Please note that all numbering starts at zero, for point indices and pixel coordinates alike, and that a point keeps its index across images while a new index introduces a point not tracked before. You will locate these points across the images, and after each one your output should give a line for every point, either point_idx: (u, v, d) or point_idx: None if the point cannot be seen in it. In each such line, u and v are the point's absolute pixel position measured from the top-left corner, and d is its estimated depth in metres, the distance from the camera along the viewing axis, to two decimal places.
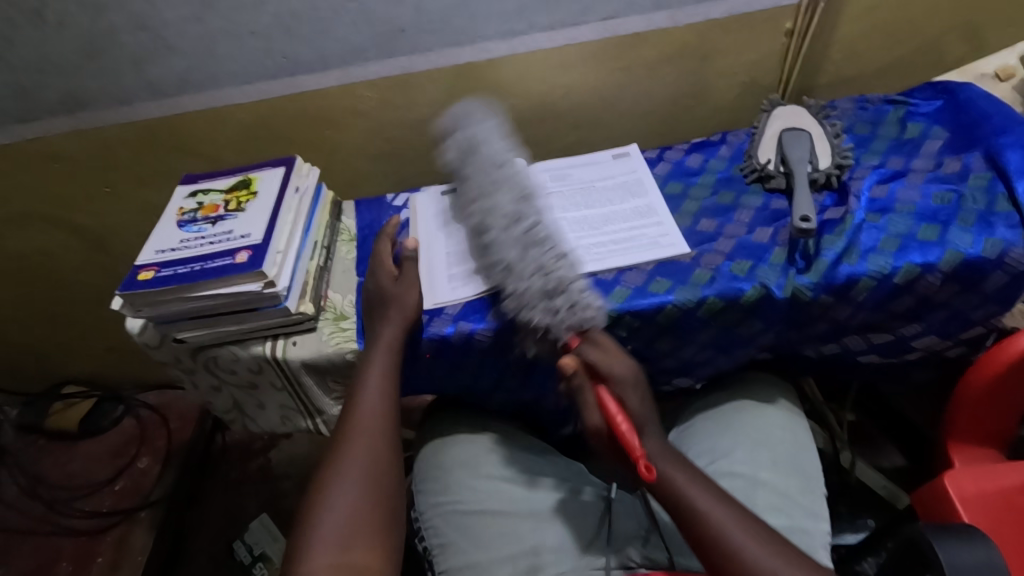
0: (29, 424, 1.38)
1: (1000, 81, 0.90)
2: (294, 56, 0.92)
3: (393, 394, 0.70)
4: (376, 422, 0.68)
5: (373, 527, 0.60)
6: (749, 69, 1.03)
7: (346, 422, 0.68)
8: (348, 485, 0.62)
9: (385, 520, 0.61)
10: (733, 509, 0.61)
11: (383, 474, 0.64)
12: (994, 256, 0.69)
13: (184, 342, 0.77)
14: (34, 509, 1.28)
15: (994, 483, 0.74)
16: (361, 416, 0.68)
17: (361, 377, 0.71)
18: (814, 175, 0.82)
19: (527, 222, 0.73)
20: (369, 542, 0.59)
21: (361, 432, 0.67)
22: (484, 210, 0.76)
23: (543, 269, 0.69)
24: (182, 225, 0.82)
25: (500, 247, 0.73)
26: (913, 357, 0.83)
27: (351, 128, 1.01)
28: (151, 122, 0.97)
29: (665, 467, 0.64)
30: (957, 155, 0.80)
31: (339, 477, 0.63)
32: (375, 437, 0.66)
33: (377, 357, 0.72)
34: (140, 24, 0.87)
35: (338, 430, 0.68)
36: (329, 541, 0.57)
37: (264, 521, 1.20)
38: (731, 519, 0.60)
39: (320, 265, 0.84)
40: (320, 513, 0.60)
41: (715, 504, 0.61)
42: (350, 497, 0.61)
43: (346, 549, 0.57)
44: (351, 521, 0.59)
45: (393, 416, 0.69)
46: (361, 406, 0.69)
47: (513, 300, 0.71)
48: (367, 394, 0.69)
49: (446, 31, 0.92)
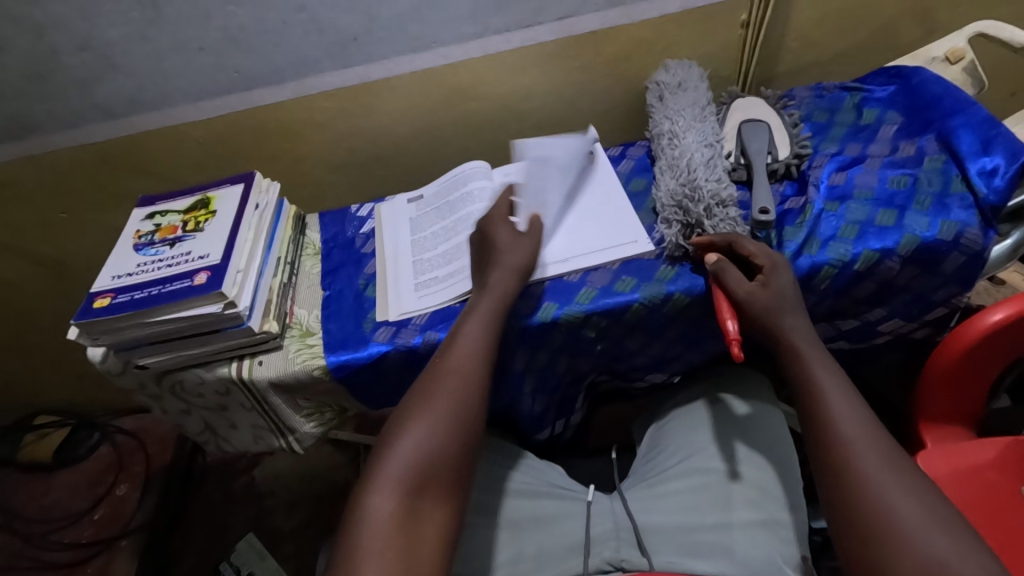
0: (3, 458, 1.34)
1: (950, 64, 0.91)
2: (247, 70, 0.91)
3: (492, 344, 0.66)
4: (468, 365, 0.64)
5: (447, 477, 0.58)
6: (707, 62, 1.03)
7: (437, 362, 0.65)
8: (431, 426, 0.59)
9: (459, 472, 0.59)
10: (878, 432, 0.58)
11: (466, 424, 0.61)
12: (950, 238, 0.70)
13: (147, 368, 0.76)
14: (11, 544, 1.25)
15: (965, 462, 0.75)
16: (457, 355, 0.65)
17: (468, 318, 0.68)
18: (773, 165, 0.83)
19: (718, 148, 0.84)
20: (437, 495, 0.56)
21: (451, 372, 0.63)
22: (690, 128, 0.87)
23: (718, 179, 0.78)
24: (139, 248, 0.80)
25: (691, 155, 0.82)
26: (880, 341, 0.84)
27: (312, 140, 1.00)
28: (104, 144, 0.95)
29: (815, 370, 0.62)
30: (912, 139, 0.81)
31: (420, 415, 0.60)
32: (467, 384, 0.63)
33: (487, 298, 0.69)
34: (85, 46, 0.85)
35: (428, 371, 0.65)
36: (398, 483, 0.55)
37: (250, 540, 1.16)
38: (872, 437, 0.57)
39: (284, 281, 0.83)
40: (396, 450, 0.57)
41: (843, 403, 0.59)
42: (429, 439, 0.58)
43: (411, 498, 0.55)
44: (418, 469, 0.56)
45: (487, 365, 0.65)
46: (458, 347, 0.65)
47: (684, 181, 0.79)
48: (464, 337, 0.66)
49: (401, 38, 0.91)
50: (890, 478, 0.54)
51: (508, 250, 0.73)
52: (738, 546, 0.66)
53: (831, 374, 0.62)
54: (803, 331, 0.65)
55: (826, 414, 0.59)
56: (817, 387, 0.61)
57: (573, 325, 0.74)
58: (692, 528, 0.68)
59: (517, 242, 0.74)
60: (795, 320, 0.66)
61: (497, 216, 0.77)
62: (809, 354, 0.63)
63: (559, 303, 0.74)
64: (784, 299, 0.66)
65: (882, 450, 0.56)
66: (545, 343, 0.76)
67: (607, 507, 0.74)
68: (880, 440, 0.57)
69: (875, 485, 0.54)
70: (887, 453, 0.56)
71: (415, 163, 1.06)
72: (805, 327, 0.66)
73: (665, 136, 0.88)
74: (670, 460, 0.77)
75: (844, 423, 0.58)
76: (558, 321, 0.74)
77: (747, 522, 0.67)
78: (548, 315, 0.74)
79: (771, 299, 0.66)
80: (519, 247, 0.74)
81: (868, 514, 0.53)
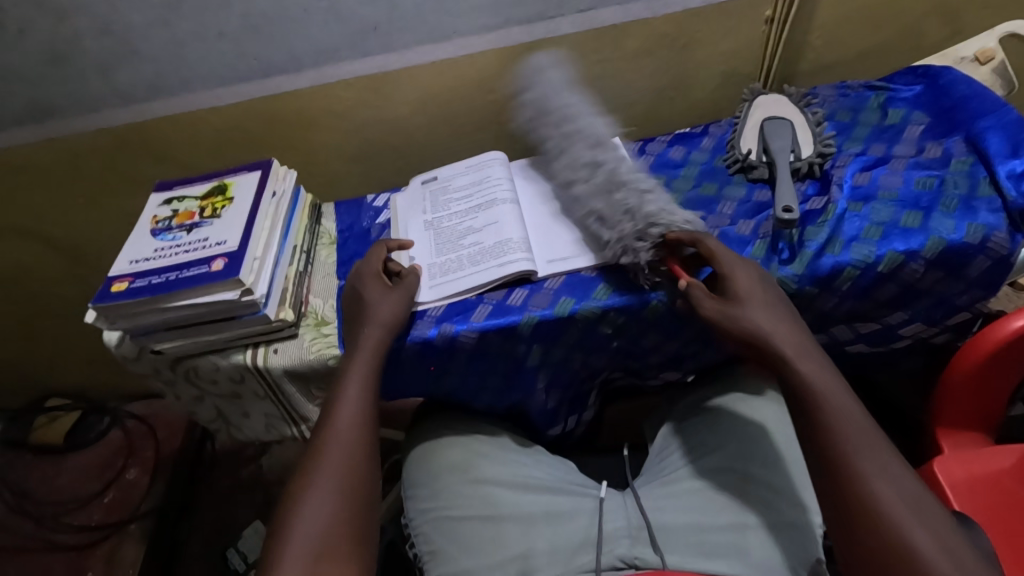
0: (14, 439, 1.35)
1: (979, 65, 0.89)
2: (266, 57, 0.90)
3: (374, 401, 0.67)
4: (355, 425, 0.64)
5: (347, 540, 0.56)
6: (728, 59, 1.02)
7: (321, 429, 0.64)
8: (327, 491, 0.59)
9: (362, 530, 0.58)
10: (880, 445, 0.56)
11: (362, 483, 0.61)
12: (977, 241, 0.69)
13: (162, 353, 0.76)
14: (21, 526, 1.26)
15: (982, 469, 0.74)
16: (338, 422, 0.64)
17: (344, 381, 0.67)
18: (796, 164, 0.82)
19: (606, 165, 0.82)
20: (344, 554, 0.55)
21: (342, 433, 0.64)
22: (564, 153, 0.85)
23: (626, 203, 0.76)
24: (156, 233, 0.80)
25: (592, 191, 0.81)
26: (901, 345, 0.83)
27: (328, 129, 0.99)
28: (122, 129, 0.95)
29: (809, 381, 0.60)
30: (938, 140, 0.80)
31: (311, 486, 0.59)
32: (358, 444, 0.63)
33: (358, 361, 0.68)
34: (105, 30, 0.84)
35: (315, 435, 0.64)
36: (305, 550, 0.54)
37: (256, 527, 1.18)
38: (869, 456, 0.55)
39: (299, 270, 0.83)
40: (294, 528, 0.56)
41: (839, 417, 0.57)
42: (326, 502, 0.58)
43: (317, 562, 0.54)
44: (323, 533, 0.56)
45: (372, 422, 0.66)
46: (340, 411, 0.65)
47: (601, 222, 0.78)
48: (347, 398, 0.66)
49: (421, 28, 0.91)
50: (893, 498, 0.52)
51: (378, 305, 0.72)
52: (753, 548, 0.65)
53: (829, 377, 0.60)
54: (785, 334, 0.62)
55: (824, 432, 0.57)
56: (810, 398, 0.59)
57: (590, 321, 0.74)
58: (704, 528, 0.68)
59: (386, 292, 0.73)
60: (777, 327, 0.63)
61: (367, 271, 0.76)
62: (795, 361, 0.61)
63: (576, 298, 0.74)
64: (756, 304, 0.64)
65: (884, 468, 0.54)
66: (561, 338, 0.76)
67: (619, 505, 0.74)
68: (878, 458, 0.55)
69: (880, 503, 0.52)
70: (886, 472, 0.54)
71: (430, 154, 1.05)
72: (792, 333, 0.63)
73: (569, 171, 0.84)
74: (684, 459, 0.76)
75: (844, 441, 0.56)
76: (574, 317, 0.73)
77: (761, 525, 0.67)
78: (564, 309, 0.73)
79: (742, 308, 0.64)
80: (401, 299, 0.73)
81: (874, 531, 0.52)
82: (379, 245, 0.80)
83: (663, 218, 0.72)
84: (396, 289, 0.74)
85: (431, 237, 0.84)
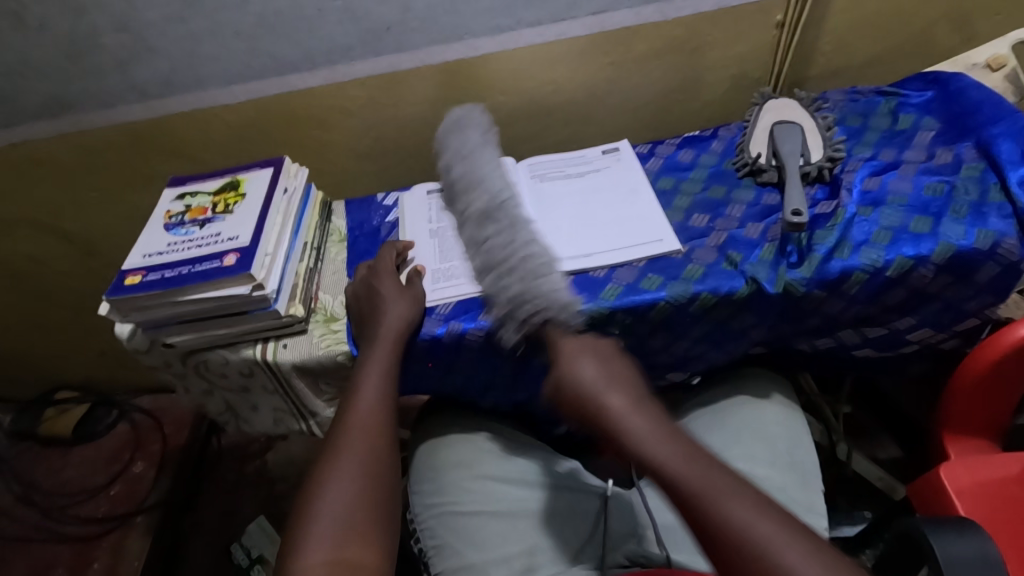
0: (24, 431, 1.37)
1: (991, 71, 0.89)
2: (279, 55, 0.91)
3: (394, 393, 0.67)
4: (375, 417, 0.65)
5: (371, 522, 0.56)
6: (739, 63, 1.02)
7: (342, 420, 0.64)
8: (348, 479, 0.58)
9: (383, 517, 0.58)
10: (752, 493, 0.47)
11: (384, 472, 0.61)
12: (987, 247, 0.69)
13: (173, 347, 0.76)
14: (29, 516, 1.27)
15: (992, 473, 0.74)
16: (356, 413, 0.64)
17: (361, 374, 0.68)
18: (805, 168, 0.82)
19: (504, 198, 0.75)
20: (367, 539, 0.55)
21: (362, 424, 0.64)
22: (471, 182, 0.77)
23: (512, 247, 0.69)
24: (169, 228, 0.81)
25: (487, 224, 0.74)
26: (908, 351, 0.83)
27: (340, 127, 1.00)
28: (138, 124, 0.96)
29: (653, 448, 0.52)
30: (949, 146, 0.80)
31: (332, 473, 0.59)
32: (377, 434, 0.63)
33: (375, 354, 0.69)
34: (124, 27, 0.86)
35: (332, 428, 0.64)
36: (331, 531, 0.54)
37: (262, 523, 1.17)
38: (743, 510, 0.46)
39: (310, 267, 0.84)
40: (317, 510, 0.56)
41: (695, 474, 0.49)
42: (348, 489, 0.58)
43: (342, 545, 0.54)
44: (345, 517, 0.56)
45: (391, 414, 0.66)
46: (359, 403, 0.65)
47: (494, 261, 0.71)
48: (366, 392, 0.66)
49: (433, 28, 0.91)
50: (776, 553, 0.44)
51: (393, 302, 0.72)
52: None
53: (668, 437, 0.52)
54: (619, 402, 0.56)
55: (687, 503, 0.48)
56: (655, 467, 0.51)
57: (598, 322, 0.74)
58: None
59: (400, 292, 0.74)
60: (611, 393, 0.56)
61: (382, 266, 0.78)
62: (634, 431, 0.53)
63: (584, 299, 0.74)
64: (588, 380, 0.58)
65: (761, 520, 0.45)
66: None
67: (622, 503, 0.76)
68: (759, 511, 0.46)
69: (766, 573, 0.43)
70: (770, 528, 0.45)
71: None
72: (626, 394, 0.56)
73: (472, 235, 0.77)
74: None
75: (711, 502, 0.47)
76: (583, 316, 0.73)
77: None
78: None
79: (586, 379, 0.58)
80: (413, 298, 0.74)
81: None
82: (389, 245, 0.81)
83: (530, 297, 0.65)
84: (410, 288, 0.75)
85: (434, 244, 0.84)
